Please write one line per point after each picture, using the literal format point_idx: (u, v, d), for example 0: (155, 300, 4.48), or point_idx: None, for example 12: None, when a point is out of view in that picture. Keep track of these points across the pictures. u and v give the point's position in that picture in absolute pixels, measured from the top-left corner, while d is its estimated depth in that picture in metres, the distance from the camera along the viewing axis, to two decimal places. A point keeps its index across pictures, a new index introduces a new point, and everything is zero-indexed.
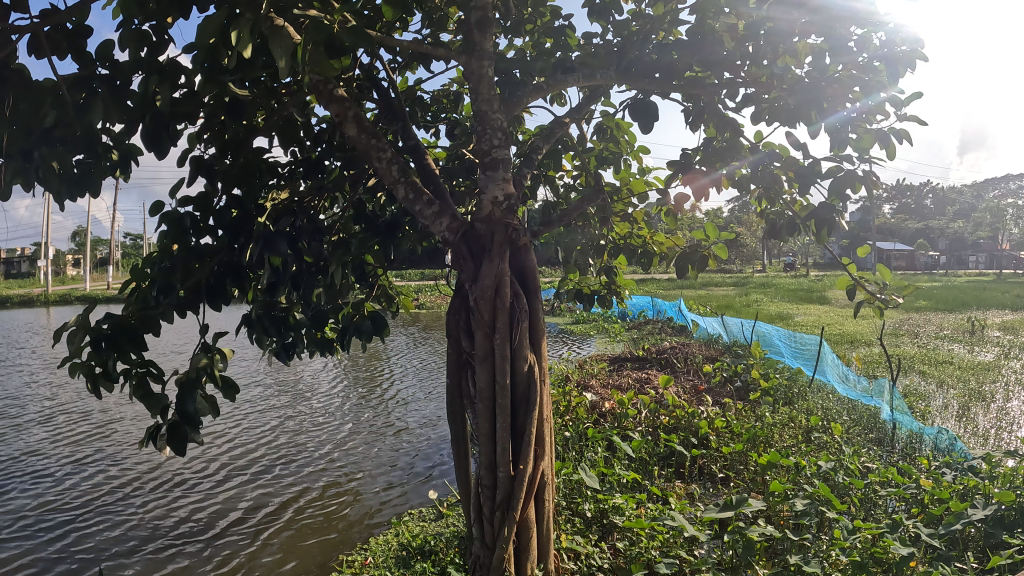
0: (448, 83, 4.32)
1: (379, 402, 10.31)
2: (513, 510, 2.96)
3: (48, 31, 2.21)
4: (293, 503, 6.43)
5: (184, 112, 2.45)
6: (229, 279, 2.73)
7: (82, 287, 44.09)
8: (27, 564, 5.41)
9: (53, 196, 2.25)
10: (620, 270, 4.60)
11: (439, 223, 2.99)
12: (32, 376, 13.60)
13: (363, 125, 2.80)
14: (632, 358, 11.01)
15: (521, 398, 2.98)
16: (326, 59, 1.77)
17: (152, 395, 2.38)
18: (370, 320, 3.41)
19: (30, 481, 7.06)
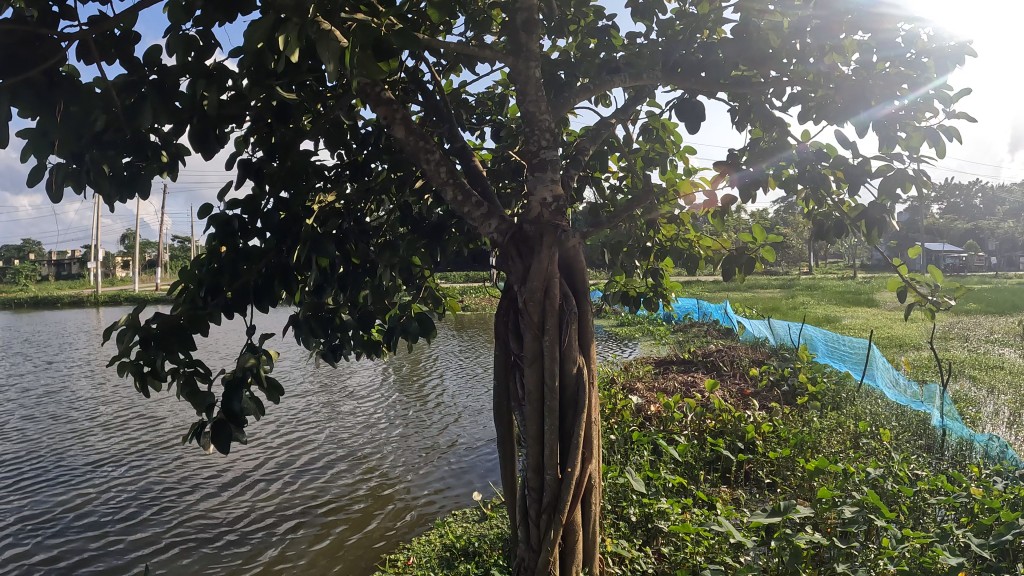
0: (492, 85, 4.32)
1: (423, 404, 10.39)
2: (559, 513, 2.92)
3: (96, 37, 2.27)
4: (335, 504, 6.50)
5: (231, 114, 2.51)
6: (278, 282, 2.75)
7: (135, 289, 45.51)
8: (77, 560, 5.56)
9: (104, 197, 2.33)
10: (667, 272, 4.55)
11: (488, 224, 2.99)
12: (89, 377, 14.07)
13: (411, 127, 2.83)
14: (677, 361, 10.89)
15: (569, 401, 2.95)
16: (374, 62, 1.76)
17: (198, 393, 2.43)
18: (417, 321, 3.43)
19: (83, 482, 7.27)
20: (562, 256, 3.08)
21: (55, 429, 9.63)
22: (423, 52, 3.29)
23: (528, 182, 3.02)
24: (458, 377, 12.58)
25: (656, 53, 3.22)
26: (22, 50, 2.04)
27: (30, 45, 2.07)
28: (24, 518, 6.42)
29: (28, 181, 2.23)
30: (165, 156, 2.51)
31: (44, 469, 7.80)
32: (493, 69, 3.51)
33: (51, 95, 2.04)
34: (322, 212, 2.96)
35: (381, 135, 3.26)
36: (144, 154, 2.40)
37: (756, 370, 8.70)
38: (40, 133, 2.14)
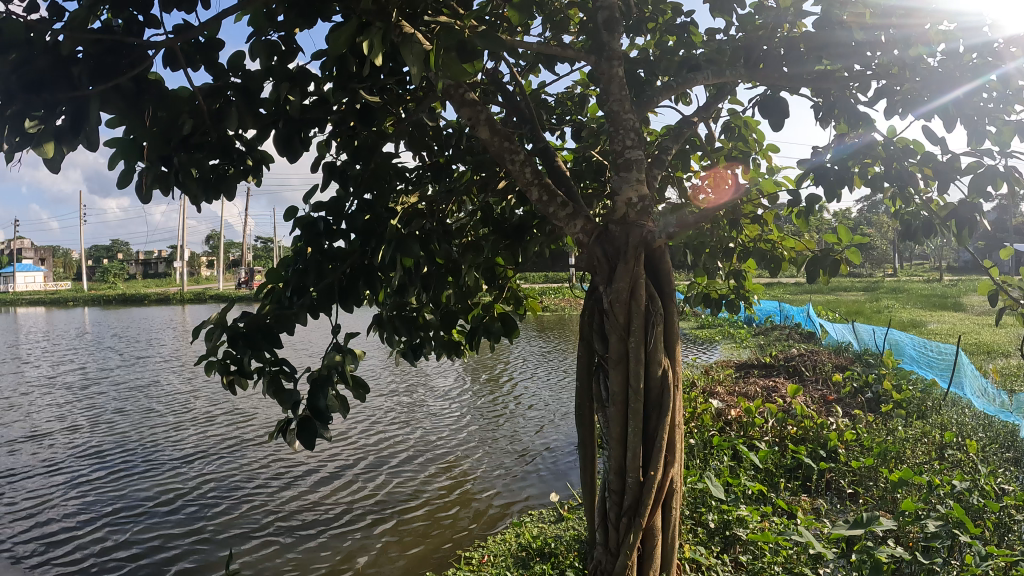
0: (572, 85, 4.29)
1: (496, 405, 10.44)
2: (640, 517, 2.88)
3: (181, 45, 2.35)
4: (406, 502, 6.61)
5: (314, 118, 2.59)
6: (362, 283, 2.73)
7: (221, 288, 47.44)
8: (162, 550, 5.84)
9: (191, 199, 2.41)
10: (750, 274, 4.43)
11: (574, 225, 2.97)
12: (179, 372, 14.78)
13: (495, 128, 2.83)
14: (759, 365, 10.62)
15: (652, 404, 2.88)
16: (457, 63, 1.78)
17: (284, 391, 2.51)
18: (500, 321, 3.48)
19: (172, 474, 7.64)
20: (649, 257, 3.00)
21: (148, 423, 10.13)
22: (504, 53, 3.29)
23: (612, 182, 2.96)
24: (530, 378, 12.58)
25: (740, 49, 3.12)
26: (110, 58, 2.10)
27: (117, 53, 2.13)
28: (117, 508, 6.78)
29: (118, 185, 2.28)
30: (251, 160, 2.61)
31: (137, 461, 8.21)
32: (574, 70, 3.49)
33: (140, 101, 2.14)
34: (406, 213, 2.99)
35: (462, 137, 3.39)
36: (229, 156, 2.49)
37: (839, 376, 8.40)
38: (129, 138, 2.17)
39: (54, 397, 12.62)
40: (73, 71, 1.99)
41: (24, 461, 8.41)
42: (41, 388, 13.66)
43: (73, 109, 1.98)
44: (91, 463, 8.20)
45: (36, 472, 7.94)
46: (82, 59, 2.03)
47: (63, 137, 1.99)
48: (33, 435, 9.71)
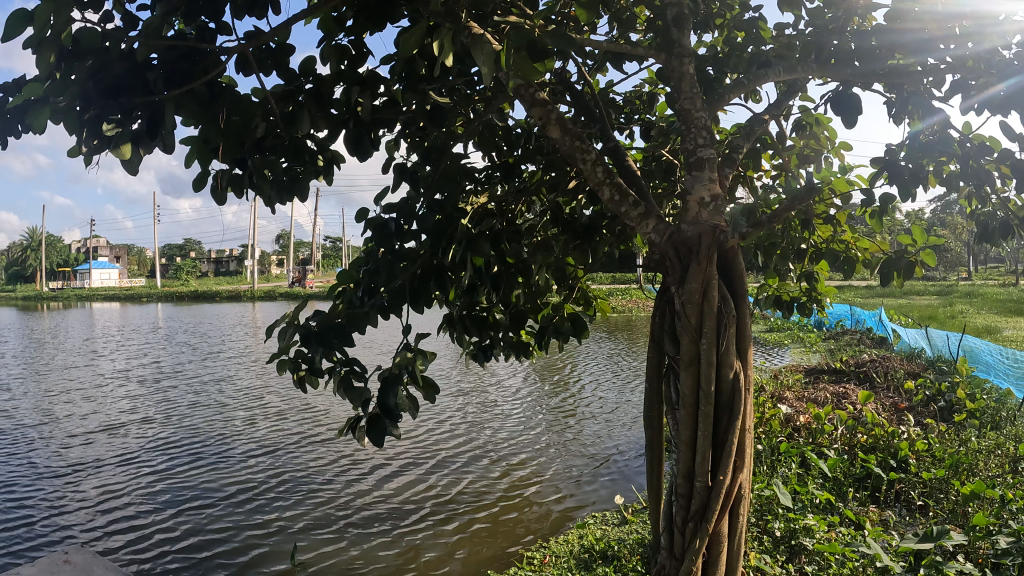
0: (639, 83, 4.25)
1: (554, 408, 10.44)
2: (706, 522, 2.76)
3: (254, 51, 2.44)
4: (461, 502, 6.67)
5: (384, 119, 2.64)
6: (434, 283, 2.78)
7: (285, 287, 48.73)
8: (225, 541, 6.04)
9: (264, 201, 2.43)
10: (822, 277, 4.29)
11: (645, 225, 2.89)
12: (247, 369, 15.25)
13: (567, 127, 2.81)
14: (828, 372, 10.32)
15: (723, 407, 2.75)
16: (528, 63, 1.77)
17: (355, 390, 2.55)
18: (569, 321, 3.43)
19: (237, 468, 7.89)
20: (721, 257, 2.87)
21: (218, 417, 10.49)
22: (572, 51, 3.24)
23: (684, 181, 2.86)
24: (589, 381, 12.53)
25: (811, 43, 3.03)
26: (185, 65, 2.13)
27: (191, 60, 2.15)
28: (187, 499, 7.03)
29: (193, 186, 2.36)
30: (322, 160, 2.71)
31: (206, 454, 8.50)
32: (641, 69, 3.43)
33: (214, 105, 2.14)
34: (477, 213, 3.09)
35: (530, 137, 3.41)
36: (300, 157, 2.54)
37: (911, 384, 8.10)
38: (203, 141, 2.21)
39: (131, 390, 13.20)
40: (148, 77, 2.04)
41: (102, 451, 8.81)
42: (119, 381, 14.30)
43: (148, 114, 2.08)
44: (163, 455, 8.55)
45: (113, 462, 8.30)
46: (156, 65, 2.07)
47: (140, 139, 2.11)
48: (111, 426, 10.17)
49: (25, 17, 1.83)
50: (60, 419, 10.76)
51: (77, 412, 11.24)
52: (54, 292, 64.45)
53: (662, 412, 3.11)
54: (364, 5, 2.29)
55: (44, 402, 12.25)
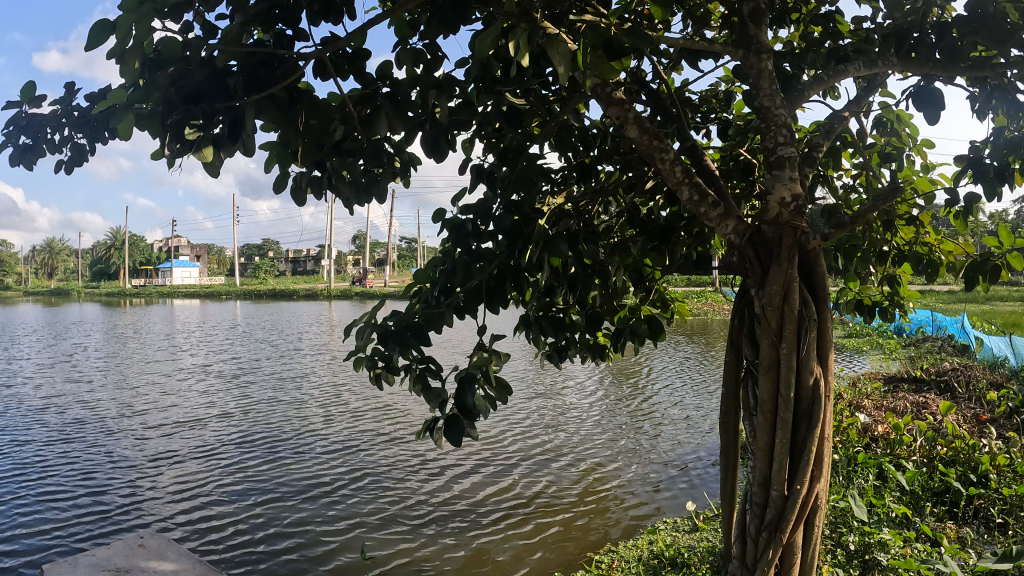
0: (716, 82, 4.18)
1: (619, 415, 10.37)
2: (781, 532, 2.69)
3: (331, 56, 2.49)
4: (520, 505, 6.69)
5: (460, 120, 2.68)
6: (510, 283, 2.79)
7: (351, 287, 49.76)
8: (287, 534, 6.20)
9: (342, 201, 2.58)
10: (906, 280, 4.11)
11: (725, 225, 2.80)
12: (315, 367, 15.64)
13: (645, 126, 2.72)
14: (908, 381, 9.89)
15: (802, 415, 2.66)
16: (605, 61, 1.84)
17: (431, 389, 2.62)
18: (646, 324, 3.32)
19: (303, 464, 8.10)
20: (802, 259, 2.74)
21: (289, 413, 10.83)
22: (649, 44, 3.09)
23: (764, 181, 2.76)
24: (655, 388, 12.41)
25: (893, 34, 2.93)
26: (264, 70, 2.17)
27: (269, 65, 2.19)
28: (258, 490, 7.29)
29: (275, 190, 2.46)
30: (399, 161, 2.74)
31: (277, 448, 8.79)
32: (718, 68, 3.32)
33: (293, 109, 2.26)
34: (552, 214, 3.14)
35: (606, 138, 3.44)
36: (378, 160, 2.60)
37: (997, 396, 7.69)
38: (284, 144, 2.37)
39: (210, 384, 13.76)
40: (227, 83, 2.08)
41: (177, 443, 9.19)
42: (199, 375, 14.92)
43: (229, 119, 2.14)
44: (233, 448, 8.84)
45: (190, 453, 8.67)
46: (236, 72, 2.10)
47: (221, 143, 2.15)
48: (189, 418, 10.63)
49: (107, 28, 1.87)
50: (141, 411, 11.27)
51: (160, 404, 11.79)
52: (133, 289, 67.48)
53: (739, 418, 3.01)
54: (438, 9, 2.34)
55: (131, 393, 12.90)
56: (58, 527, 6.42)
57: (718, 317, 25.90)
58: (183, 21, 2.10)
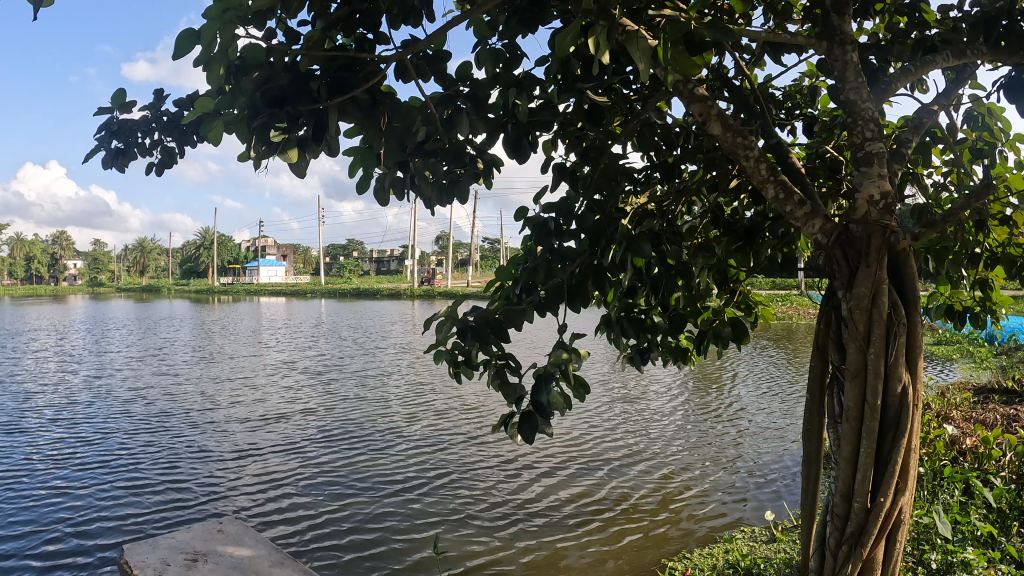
0: (799, 77, 4.08)
1: (690, 422, 10.21)
2: (861, 547, 2.60)
3: (413, 59, 2.53)
4: (585, 510, 6.69)
5: (543, 121, 2.76)
6: (591, 282, 2.76)
7: (421, 288, 50.56)
8: (356, 528, 6.35)
9: (424, 201, 2.64)
10: (1000, 285, 3.90)
11: (812, 225, 2.67)
12: (387, 366, 15.97)
13: (728, 123, 2.63)
14: (999, 392, 9.39)
15: (889, 424, 2.56)
16: (685, 55, 1.97)
17: (508, 385, 2.72)
18: (730, 327, 3.36)
19: (374, 461, 8.29)
20: (892, 259, 2.62)
21: (363, 410, 11.09)
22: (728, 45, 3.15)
23: (852, 178, 2.65)
24: (730, 396, 12.14)
25: (981, 22, 2.81)
26: (345, 74, 2.24)
27: (351, 68, 2.26)
28: (329, 485, 7.49)
29: (359, 190, 2.47)
30: (480, 164, 2.73)
31: (350, 445, 9.02)
32: (802, 62, 3.18)
33: (375, 111, 2.32)
34: (636, 213, 3.17)
35: (690, 136, 3.47)
36: (458, 160, 2.65)
37: None
38: (367, 146, 2.38)
39: (288, 379, 14.23)
40: (311, 86, 2.15)
41: (255, 436, 9.54)
42: (278, 371, 15.45)
43: (313, 121, 2.21)
44: (307, 443, 9.12)
45: (268, 447, 8.98)
46: (319, 76, 2.18)
47: (306, 145, 2.22)
48: (268, 413, 11.01)
49: (193, 37, 1.93)
50: (222, 404, 11.74)
51: (239, 398, 12.25)
52: (213, 287, 70.22)
53: (822, 426, 2.90)
54: (514, 9, 2.41)
55: (216, 387, 13.47)
56: (144, 512, 6.76)
57: (801, 322, 25.12)
58: (266, 27, 2.16)
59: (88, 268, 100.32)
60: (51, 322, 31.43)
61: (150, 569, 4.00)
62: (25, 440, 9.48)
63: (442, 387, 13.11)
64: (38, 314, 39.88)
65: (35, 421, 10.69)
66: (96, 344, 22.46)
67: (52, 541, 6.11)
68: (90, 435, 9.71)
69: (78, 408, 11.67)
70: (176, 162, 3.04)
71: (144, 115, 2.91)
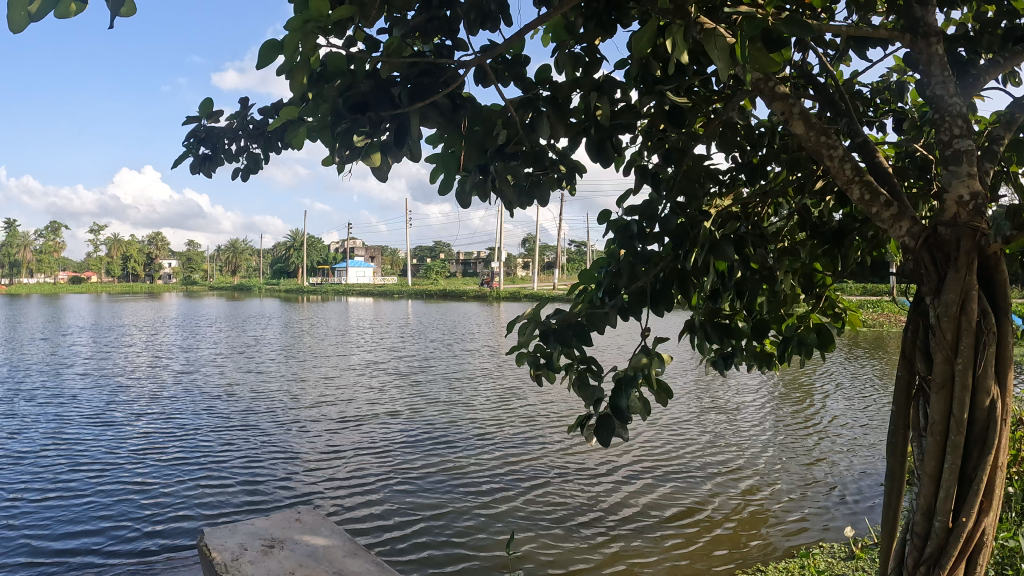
0: (886, 74, 3.90)
1: (769, 435, 9.91)
2: (941, 569, 2.46)
3: (492, 64, 2.48)
4: (654, 524, 6.58)
5: (625, 124, 2.69)
6: (675, 286, 2.71)
7: (493, 290, 50.86)
8: (425, 532, 6.43)
9: (505, 205, 2.54)
10: None
11: (897, 227, 2.54)
12: (458, 369, 16.14)
13: (812, 122, 2.52)
14: None
15: (975, 440, 2.40)
16: (764, 51, 2.06)
17: (587, 387, 2.78)
18: (814, 334, 3.23)
19: (444, 466, 8.37)
20: (984, 263, 2.45)
21: (437, 414, 11.24)
22: (812, 42, 3.08)
23: (940, 178, 2.50)
24: (811, 408, 11.73)
25: None
26: (426, 80, 2.18)
27: (432, 74, 2.19)
28: (400, 488, 7.61)
29: (440, 192, 2.47)
30: (562, 168, 2.70)
31: (424, 448, 9.16)
32: (889, 55, 3.05)
33: (456, 116, 2.28)
34: (721, 216, 3.03)
35: (775, 136, 3.38)
36: (541, 165, 2.59)
37: None
38: (450, 151, 2.42)
39: (362, 380, 14.56)
40: (392, 92, 2.12)
41: (329, 436, 9.79)
42: (356, 371, 15.85)
43: (394, 126, 2.18)
44: (379, 445, 9.31)
45: (345, 448, 9.22)
46: (401, 82, 2.14)
47: (389, 148, 2.30)
48: (346, 413, 11.30)
49: (276, 46, 1.93)
50: (299, 403, 12.12)
51: (315, 398, 12.61)
52: (294, 287, 72.76)
53: (907, 440, 2.75)
54: (592, 12, 2.38)
55: (297, 386, 13.93)
56: (229, 507, 7.04)
57: (891, 330, 24.05)
58: (346, 37, 2.11)
59: (182, 267, 105.47)
60: (149, 319, 33.17)
61: (229, 552, 4.15)
62: (122, 433, 10.02)
63: (512, 392, 13.14)
64: (138, 310, 42.21)
65: (131, 415, 11.29)
66: (191, 339, 23.63)
67: (144, 531, 6.42)
68: (180, 430, 10.18)
69: (170, 403, 12.27)
70: (260, 166, 3.15)
71: (230, 122, 3.06)
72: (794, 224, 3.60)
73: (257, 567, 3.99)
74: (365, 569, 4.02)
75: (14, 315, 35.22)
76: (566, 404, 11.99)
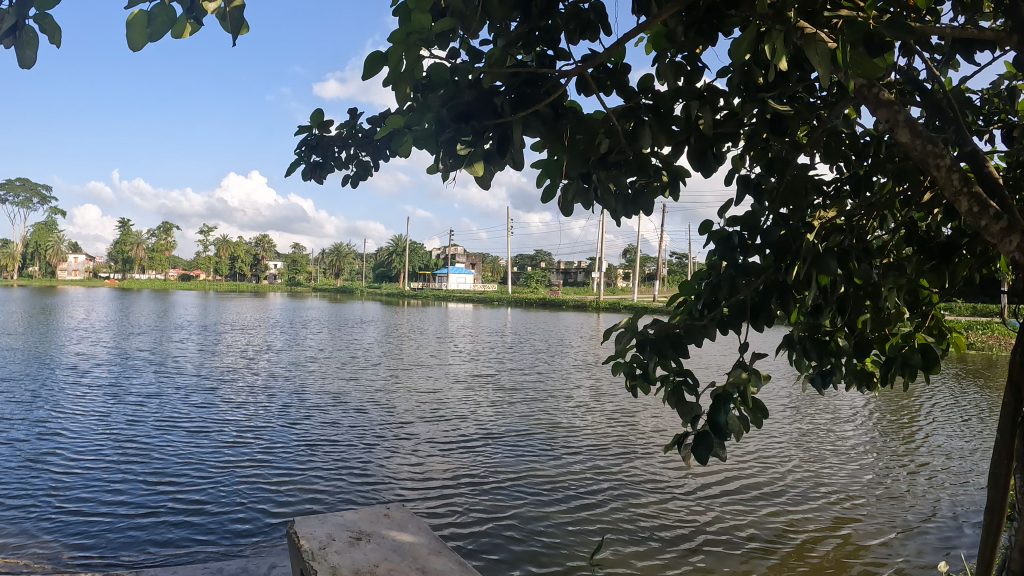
0: (996, 80, 3.67)
1: (869, 462, 9.43)
2: None
3: (594, 74, 2.48)
4: (741, 548, 6.38)
5: (727, 133, 2.65)
6: (776, 300, 2.61)
7: (587, 301, 50.73)
8: (505, 540, 6.47)
9: (609, 213, 2.56)
10: None
11: (1007, 243, 2.34)
12: (548, 384, 16.12)
13: (919, 130, 2.39)
14: None
15: None
16: (868, 58, 1.92)
17: (684, 403, 2.72)
18: (920, 354, 2.98)
19: (528, 477, 8.40)
20: None
21: (521, 426, 11.29)
22: (918, 46, 2.92)
23: None
24: (919, 435, 11.08)
25: None
26: (529, 89, 2.21)
27: (534, 84, 2.22)
28: (483, 496, 7.68)
29: (544, 200, 2.47)
30: (666, 175, 2.68)
31: (504, 460, 9.20)
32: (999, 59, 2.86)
33: (559, 125, 2.28)
34: (823, 228, 2.89)
35: (881, 146, 3.20)
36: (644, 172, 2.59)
37: None
38: (553, 159, 2.39)
39: (452, 390, 14.78)
40: (495, 102, 2.13)
41: (418, 443, 10.01)
42: (447, 381, 16.11)
43: (498, 135, 2.19)
44: (465, 454, 9.44)
45: (430, 455, 9.40)
46: (503, 92, 2.17)
47: (491, 158, 2.27)
48: (434, 421, 11.52)
49: (381, 58, 1.99)
50: (390, 411, 12.44)
51: (405, 406, 12.90)
52: (388, 291, 74.91)
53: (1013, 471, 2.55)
54: (692, 20, 2.32)
55: (387, 393, 14.29)
56: (313, 504, 7.29)
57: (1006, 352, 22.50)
58: (451, 47, 2.17)
59: (285, 270, 110.51)
60: (254, 322, 34.77)
61: (318, 541, 4.30)
62: (220, 431, 10.56)
63: (600, 408, 13.03)
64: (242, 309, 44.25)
65: (232, 414, 11.88)
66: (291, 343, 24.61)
67: (238, 521, 6.74)
68: (273, 431, 10.63)
69: (268, 404, 12.82)
70: (369, 174, 3.35)
71: (340, 132, 3.24)
72: (901, 239, 3.41)
73: (344, 556, 4.13)
74: (447, 568, 4.09)
75: (134, 314, 37.69)
76: (655, 424, 11.76)
